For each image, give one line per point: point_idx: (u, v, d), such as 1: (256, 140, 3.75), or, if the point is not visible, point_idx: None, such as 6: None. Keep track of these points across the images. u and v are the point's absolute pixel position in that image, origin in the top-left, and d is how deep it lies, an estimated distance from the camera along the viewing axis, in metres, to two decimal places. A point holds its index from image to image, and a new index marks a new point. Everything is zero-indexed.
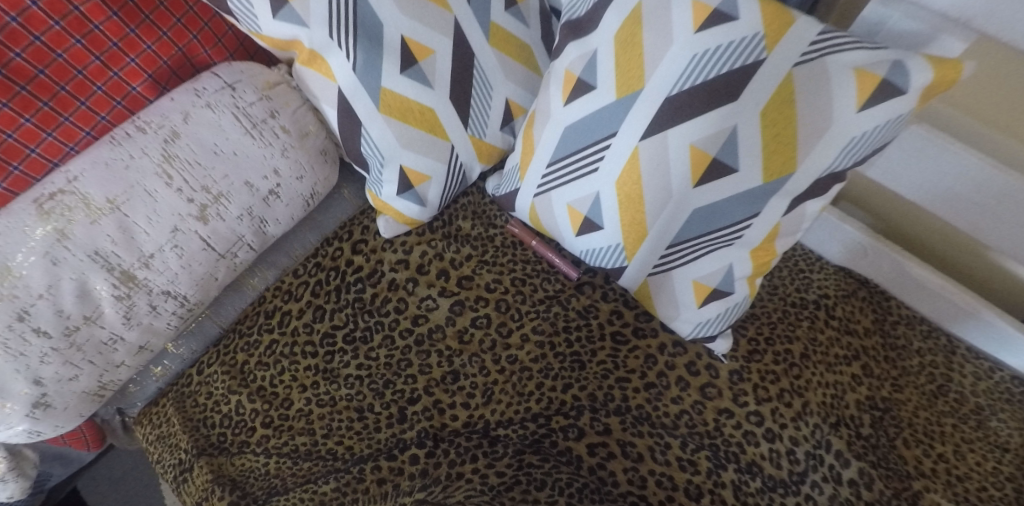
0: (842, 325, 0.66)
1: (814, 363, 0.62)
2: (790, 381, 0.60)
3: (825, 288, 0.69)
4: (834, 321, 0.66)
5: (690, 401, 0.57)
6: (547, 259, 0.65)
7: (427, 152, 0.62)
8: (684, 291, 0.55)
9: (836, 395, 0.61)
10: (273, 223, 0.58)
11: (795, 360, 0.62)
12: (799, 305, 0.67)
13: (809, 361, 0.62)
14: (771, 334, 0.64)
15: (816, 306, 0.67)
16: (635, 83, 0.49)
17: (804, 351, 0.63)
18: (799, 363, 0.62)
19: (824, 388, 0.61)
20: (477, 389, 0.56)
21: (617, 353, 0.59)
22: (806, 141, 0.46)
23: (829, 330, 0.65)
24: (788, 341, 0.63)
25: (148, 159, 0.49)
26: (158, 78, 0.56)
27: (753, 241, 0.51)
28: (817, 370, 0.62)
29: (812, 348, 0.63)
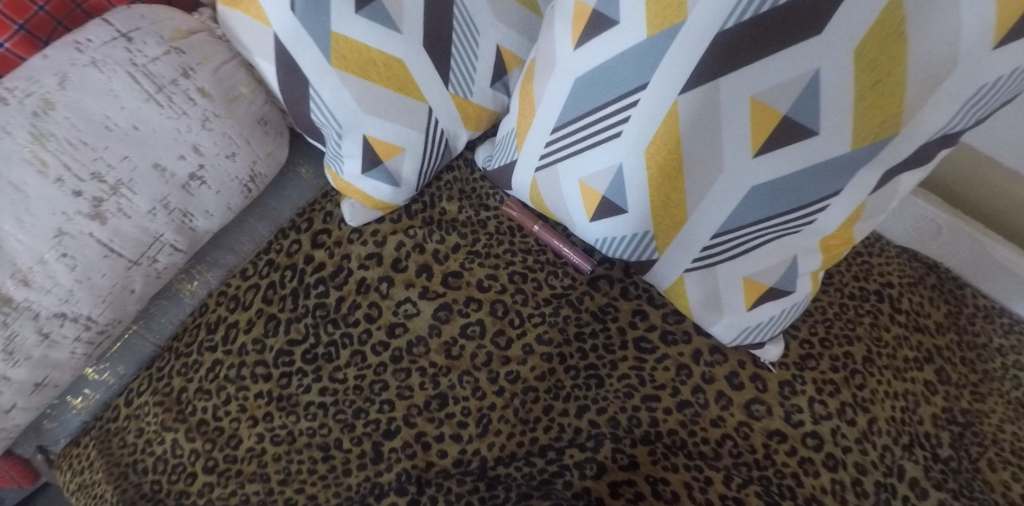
0: (910, 321, 0.55)
1: (879, 369, 0.51)
2: (852, 393, 0.49)
3: (888, 275, 0.58)
4: (900, 315, 0.55)
5: (734, 423, 0.46)
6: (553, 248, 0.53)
7: (397, 117, 0.48)
8: (730, 291, 0.43)
9: (906, 409, 0.50)
10: (202, 216, 0.45)
11: (857, 366, 0.51)
12: (858, 296, 0.56)
13: (874, 367, 0.51)
14: (827, 334, 0.52)
15: (879, 298, 0.56)
16: (675, 14, 0.35)
17: (868, 354, 0.52)
18: (863, 370, 0.51)
19: (892, 400, 0.50)
20: (470, 417, 0.45)
21: (642, 365, 0.48)
22: (917, 93, 0.33)
23: (895, 327, 0.54)
24: (848, 343, 0.52)
25: (9, 140, 0.35)
26: (34, 30, 0.41)
27: (826, 227, 0.39)
28: (884, 378, 0.51)
29: (877, 349, 0.52)
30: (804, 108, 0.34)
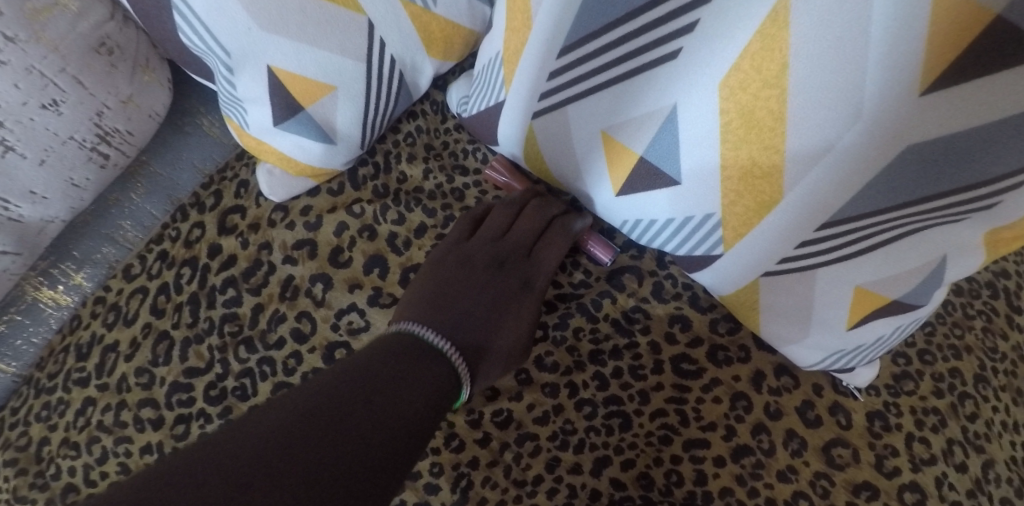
0: None
1: (995, 392, 0.38)
2: (962, 426, 0.36)
3: (1002, 262, 0.43)
4: (1018, 318, 0.41)
5: (809, 475, 0.33)
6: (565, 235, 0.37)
7: (318, 40, 0.31)
8: (829, 305, 0.29)
9: None
10: (26, 199, 0.30)
11: (968, 388, 0.37)
12: (966, 291, 0.41)
13: (989, 389, 0.38)
14: (928, 344, 0.38)
15: (993, 293, 0.42)
16: None
17: (981, 371, 0.38)
18: (975, 393, 0.37)
19: (1010, 434, 0.37)
20: (444, 478, 0.32)
21: (683, 396, 0.34)
22: None
23: (1013, 335, 0.41)
24: (957, 356, 0.38)
25: None
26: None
27: (1012, 214, 0.24)
28: (1000, 405, 0.38)
29: (992, 364, 0.39)
30: None
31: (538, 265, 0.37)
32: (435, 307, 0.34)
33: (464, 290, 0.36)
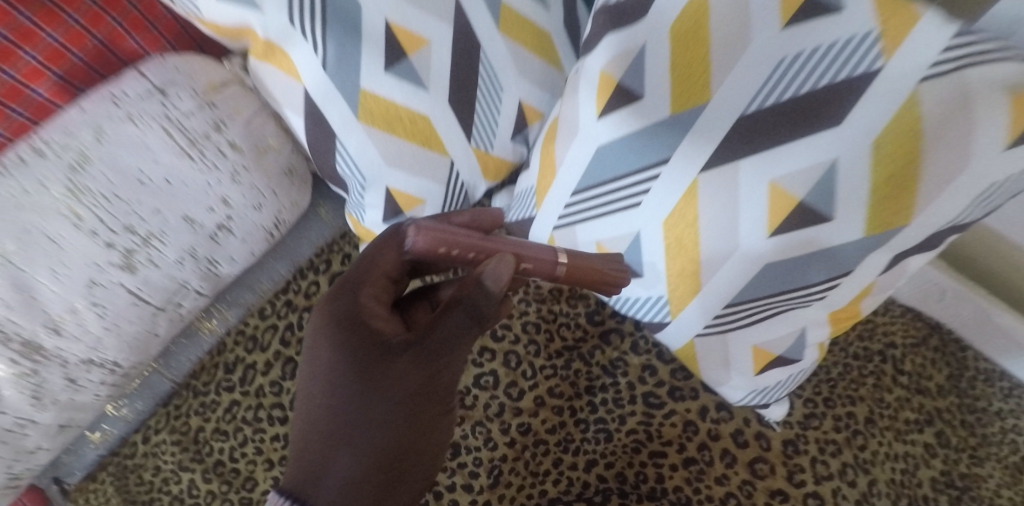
0: (912, 383, 0.55)
1: (881, 430, 0.52)
2: (853, 454, 0.50)
3: (891, 336, 0.57)
4: (903, 377, 0.55)
5: (737, 481, 0.47)
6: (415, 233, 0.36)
7: (421, 171, 0.49)
8: (740, 357, 0.44)
9: (906, 471, 0.51)
10: (226, 262, 0.47)
11: (860, 427, 0.52)
12: (862, 356, 0.56)
13: (875, 428, 0.52)
14: (831, 393, 0.53)
15: (882, 359, 0.56)
16: (700, 95, 0.38)
17: (870, 415, 0.52)
18: (864, 431, 0.51)
19: (892, 462, 0.51)
20: (482, 467, 0.46)
21: (651, 420, 0.49)
22: (930, 187, 0.34)
23: (897, 389, 0.55)
24: (850, 403, 0.53)
25: (48, 196, 0.36)
26: (18, 40, 0.39)
27: (837, 302, 0.40)
28: (885, 440, 0.51)
29: (879, 411, 0.53)
30: (817, 200, 0.36)
31: (346, 333, 0.37)
32: (310, 460, 0.35)
33: (322, 419, 0.35)
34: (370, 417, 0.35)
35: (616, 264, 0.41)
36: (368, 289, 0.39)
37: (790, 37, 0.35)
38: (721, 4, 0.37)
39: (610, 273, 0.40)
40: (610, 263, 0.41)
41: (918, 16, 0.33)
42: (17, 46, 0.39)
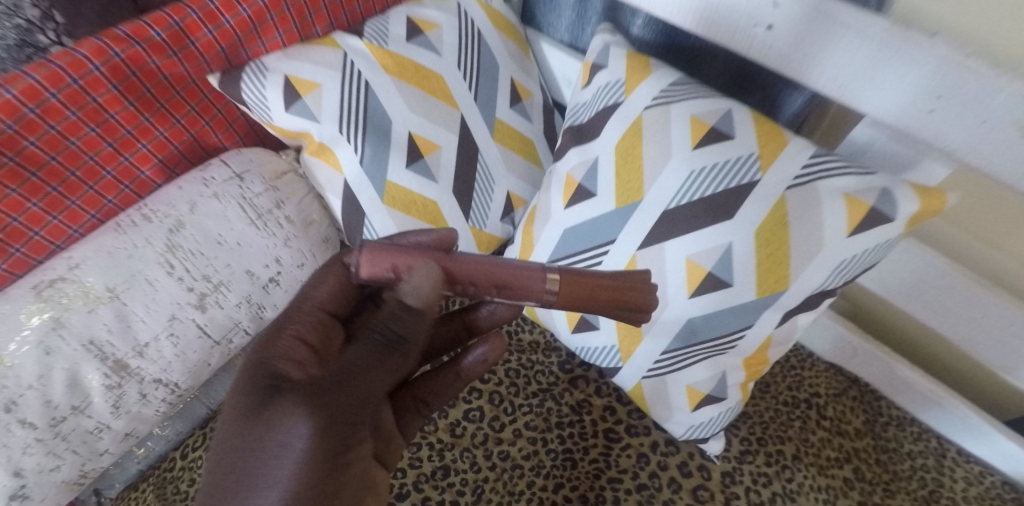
0: (833, 426, 0.65)
1: (807, 465, 0.61)
2: (782, 484, 0.59)
3: (816, 387, 0.68)
4: (825, 421, 0.65)
5: (682, 504, 0.56)
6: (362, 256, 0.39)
7: None
8: (677, 396, 0.56)
9: (828, 501, 0.59)
10: (271, 308, 0.56)
11: (788, 462, 0.61)
12: (790, 403, 0.66)
13: (801, 464, 0.61)
14: (764, 433, 0.63)
15: (808, 406, 0.66)
16: (634, 195, 0.52)
17: (796, 453, 0.61)
18: (791, 465, 0.60)
19: (816, 492, 0.59)
20: (467, 487, 0.55)
21: (610, 451, 0.59)
22: (799, 262, 0.47)
23: (820, 431, 0.64)
24: (780, 442, 0.62)
25: (151, 249, 0.49)
26: (139, 135, 0.53)
27: (746, 350, 0.52)
28: (809, 474, 0.60)
29: (805, 449, 0.62)
30: (721, 270, 0.49)
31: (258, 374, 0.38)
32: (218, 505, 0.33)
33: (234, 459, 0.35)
34: (279, 453, 0.34)
35: (621, 286, 0.41)
36: (288, 329, 0.40)
37: (696, 156, 0.50)
38: (649, 133, 0.52)
39: (611, 291, 0.41)
40: (606, 283, 0.41)
41: (783, 143, 0.50)
42: (137, 139, 0.53)
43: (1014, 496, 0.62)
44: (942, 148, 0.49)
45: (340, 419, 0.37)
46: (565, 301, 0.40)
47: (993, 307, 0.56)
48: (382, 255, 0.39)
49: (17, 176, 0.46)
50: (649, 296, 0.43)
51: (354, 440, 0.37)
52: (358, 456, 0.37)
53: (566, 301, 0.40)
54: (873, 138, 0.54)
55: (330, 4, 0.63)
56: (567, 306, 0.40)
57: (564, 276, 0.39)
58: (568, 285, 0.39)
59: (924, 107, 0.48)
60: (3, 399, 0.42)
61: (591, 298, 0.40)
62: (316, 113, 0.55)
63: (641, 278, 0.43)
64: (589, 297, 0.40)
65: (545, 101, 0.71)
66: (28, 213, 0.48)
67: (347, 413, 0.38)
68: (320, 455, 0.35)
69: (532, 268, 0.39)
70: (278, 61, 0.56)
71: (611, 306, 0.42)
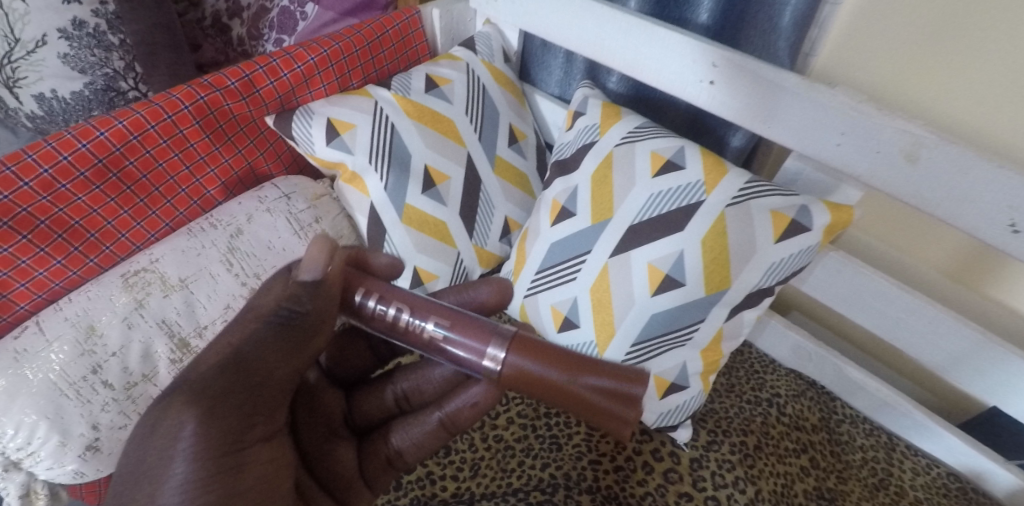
0: (791, 422, 0.73)
1: (767, 453, 0.68)
2: (744, 470, 0.66)
3: (776, 388, 0.77)
4: (784, 417, 0.73)
5: (654, 483, 0.64)
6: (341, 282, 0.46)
7: (437, 256, 0.73)
8: (647, 385, 0.65)
9: (785, 484, 0.67)
10: None
11: (750, 451, 0.68)
12: (753, 401, 0.74)
13: (762, 452, 0.68)
14: (729, 427, 0.70)
15: (769, 404, 0.74)
16: (606, 213, 0.64)
17: (757, 443, 0.69)
18: (753, 454, 0.68)
19: (775, 477, 0.67)
20: (466, 463, 0.64)
21: (591, 437, 0.67)
22: (737, 264, 0.59)
23: (780, 425, 0.72)
24: (743, 433, 0.70)
25: (216, 249, 0.61)
26: (210, 161, 0.66)
27: (701, 343, 0.63)
28: (769, 461, 0.68)
29: (765, 441, 0.69)
30: (677, 272, 0.60)
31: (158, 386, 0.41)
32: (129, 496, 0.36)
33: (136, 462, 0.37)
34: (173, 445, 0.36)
35: (588, 363, 0.40)
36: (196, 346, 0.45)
37: (656, 182, 0.63)
38: (618, 165, 0.65)
39: (571, 367, 0.40)
40: (567, 358, 0.40)
41: (724, 171, 0.62)
42: (207, 165, 0.66)
43: (960, 485, 0.70)
44: (855, 177, 0.62)
45: (234, 410, 0.39)
46: (515, 366, 0.40)
47: (916, 308, 0.66)
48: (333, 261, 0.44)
49: (117, 189, 0.58)
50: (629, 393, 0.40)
51: (253, 430, 0.40)
52: (252, 462, 0.39)
53: (518, 367, 0.40)
54: (800, 169, 0.67)
55: (364, 63, 0.78)
56: (517, 374, 0.40)
57: (518, 343, 0.41)
58: (521, 349, 0.41)
59: (833, 141, 0.61)
60: (92, 363, 0.52)
61: (548, 369, 0.40)
62: (351, 147, 0.68)
63: (634, 372, 0.41)
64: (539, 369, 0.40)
65: (538, 143, 0.85)
66: (119, 219, 0.60)
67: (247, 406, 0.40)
68: (215, 441, 0.37)
69: (488, 327, 0.42)
70: (323, 106, 0.69)
71: (572, 391, 0.40)
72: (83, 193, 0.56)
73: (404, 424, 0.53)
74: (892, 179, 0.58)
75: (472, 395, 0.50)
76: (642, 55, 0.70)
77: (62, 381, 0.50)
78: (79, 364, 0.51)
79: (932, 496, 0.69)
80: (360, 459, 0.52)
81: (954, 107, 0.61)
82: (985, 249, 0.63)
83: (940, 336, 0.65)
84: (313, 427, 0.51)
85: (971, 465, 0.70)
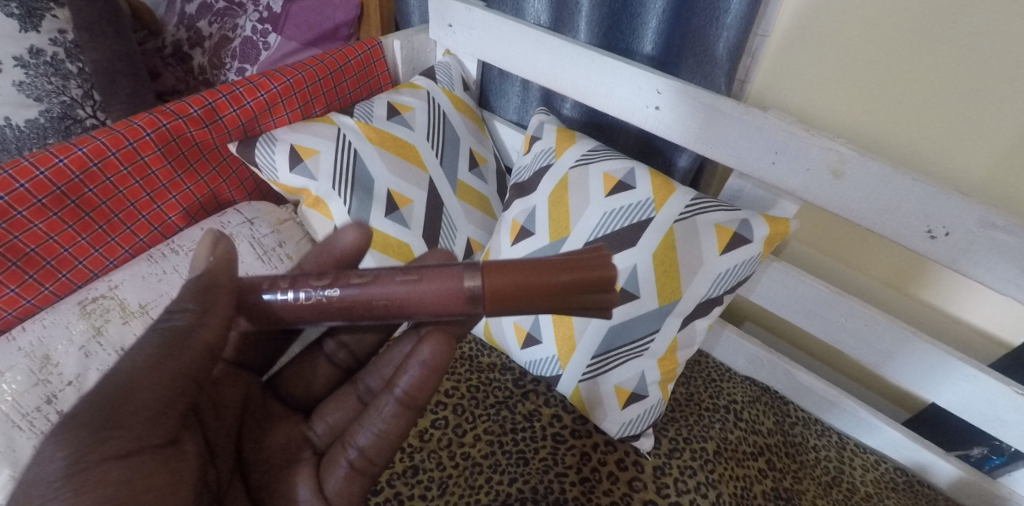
0: (748, 426, 0.76)
1: (726, 458, 0.71)
2: (705, 475, 0.68)
3: (733, 395, 0.80)
4: (741, 422, 0.76)
5: (619, 493, 0.65)
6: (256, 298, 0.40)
7: None
8: (608, 396, 0.68)
9: (745, 487, 0.69)
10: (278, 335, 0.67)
11: (709, 456, 0.70)
12: (711, 408, 0.77)
13: (721, 457, 0.71)
14: (690, 434, 0.73)
15: (726, 410, 0.77)
16: (562, 230, 0.67)
17: (717, 448, 0.71)
18: (713, 459, 0.70)
19: (734, 481, 0.69)
20: (434, 483, 0.64)
21: (557, 450, 0.68)
22: (686, 276, 0.63)
23: (737, 430, 0.75)
24: (702, 440, 0.72)
25: (178, 275, 0.63)
26: (171, 188, 0.67)
27: (657, 352, 0.66)
28: (728, 465, 0.70)
29: (724, 446, 0.72)
30: (631, 284, 0.63)
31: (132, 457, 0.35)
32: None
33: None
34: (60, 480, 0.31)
35: (557, 264, 0.38)
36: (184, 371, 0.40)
37: (610, 200, 0.66)
38: (573, 186, 0.69)
39: (545, 272, 0.37)
40: (537, 265, 0.38)
41: (670, 189, 0.66)
42: (168, 192, 0.66)
43: (907, 479, 0.75)
44: (792, 192, 0.66)
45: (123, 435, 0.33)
46: (494, 291, 0.38)
47: (854, 311, 0.70)
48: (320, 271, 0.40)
49: (75, 215, 0.58)
50: (605, 276, 0.38)
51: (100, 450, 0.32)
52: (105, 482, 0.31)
53: (498, 292, 0.38)
54: (741, 186, 0.72)
55: (327, 92, 0.80)
56: (496, 299, 0.38)
57: (486, 269, 0.38)
58: (491, 273, 0.38)
59: (768, 160, 0.66)
60: (47, 393, 0.52)
61: (524, 280, 0.37)
62: (314, 173, 0.70)
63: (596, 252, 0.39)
64: (518, 289, 0.38)
65: (498, 167, 0.88)
66: (76, 246, 0.60)
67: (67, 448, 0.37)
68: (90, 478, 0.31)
69: (451, 270, 0.39)
70: (286, 134, 0.70)
71: (553, 293, 0.38)
72: (40, 219, 0.56)
73: (360, 421, 0.46)
74: (820, 191, 0.63)
75: (420, 355, 0.45)
76: (592, 83, 0.75)
77: (13, 413, 0.50)
78: (31, 395, 0.51)
79: (881, 490, 0.73)
80: (319, 478, 0.46)
81: (866, 123, 0.67)
82: (911, 255, 0.69)
83: (875, 337, 0.70)
84: (263, 467, 0.48)
85: (915, 459, 0.75)
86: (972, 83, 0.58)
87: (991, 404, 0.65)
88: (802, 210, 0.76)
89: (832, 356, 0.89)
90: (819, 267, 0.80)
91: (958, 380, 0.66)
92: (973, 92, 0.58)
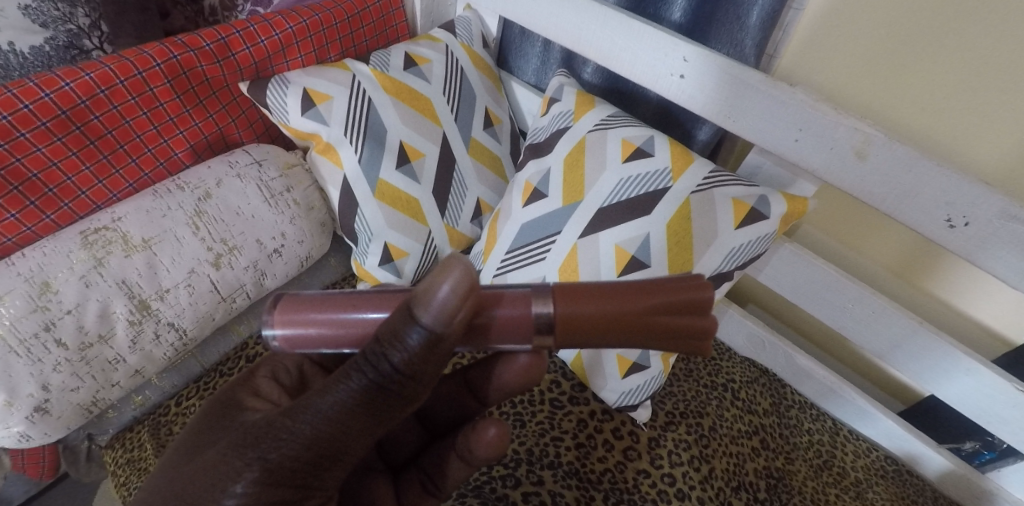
0: (744, 405, 0.76)
1: (721, 435, 0.71)
2: (699, 449, 0.68)
3: (731, 374, 0.80)
4: (738, 401, 0.76)
5: (613, 460, 0.65)
6: (282, 313, 0.35)
7: (408, 233, 0.73)
8: (610, 363, 0.67)
9: (737, 463, 0.69)
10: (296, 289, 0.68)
11: (704, 432, 0.70)
12: (709, 385, 0.77)
13: (717, 434, 0.71)
14: (684, 408, 0.73)
15: (724, 388, 0.77)
16: (576, 195, 0.66)
17: (712, 425, 0.72)
18: (708, 434, 0.70)
19: (728, 457, 0.69)
20: None
21: (554, 415, 0.68)
22: (698, 246, 0.62)
23: (733, 408, 0.75)
24: (698, 416, 0.72)
25: (182, 212, 0.61)
26: (179, 123, 0.65)
27: None
28: (723, 441, 0.70)
29: (720, 423, 0.72)
30: (642, 251, 0.62)
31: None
32: None
33: None
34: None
35: (636, 292, 0.34)
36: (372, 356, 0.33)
37: (626, 167, 0.65)
38: (590, 149, 0.67)
39: (625, 303, 0.34)
40: (616, 295, 0.35)
41: (689, 159, 0.64)
42: (176, 127, 0.65)
43: (896, 468, 0.75)
44: (811, 171, 0.65)
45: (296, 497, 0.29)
46: (566, 323, 0.34)
47: (861, 297, 0.70)
48: (462, 273, 0.31)
49: (79, 142, 0.57)
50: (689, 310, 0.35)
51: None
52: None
53: (571, 322, 0.34)
54: (760, 163, 0.70)
55: (342, 37, 0.77)
56: (571, 327, 0.35)
57: (560, 296, 0.34)
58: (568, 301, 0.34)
59: (792, 137, 0.64)
60: (46, 319, 0.52)
61: (605, 311, 0.34)
62: (326, 118, 0.68)
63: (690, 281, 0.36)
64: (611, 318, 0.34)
65: (513, 129, 0.86)
66: (80, 175, 0.59)
67: (299, 474, 0.33)
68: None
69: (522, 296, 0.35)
70: (299, 77, 0.68)
71: (632, 330, 0.35)
72: (43, 143, 0.54)
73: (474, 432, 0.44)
74: (840, 171, 0.62)
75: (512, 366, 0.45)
76: (617, 46, 0.72)
77: (11, 338, 0.50)
78: (30, 321, 0.51)
79: (870, 477, 0.73)
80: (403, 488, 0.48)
81: (892, 105, 0.66)
82: (926, 243, 0.69)
83: (878, 325, 0.70)
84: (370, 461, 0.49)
85: (906, 449, 0.75)
86: (1007, 67, 0.56)
87: (990, 398, 0.65)
88: (819, 191, 0.76)
89: (833, 341, 0.88)
90: (827, 250, 0.79)
91: (958, 372, 0.66)
92: (1008, 76, 0.56)
